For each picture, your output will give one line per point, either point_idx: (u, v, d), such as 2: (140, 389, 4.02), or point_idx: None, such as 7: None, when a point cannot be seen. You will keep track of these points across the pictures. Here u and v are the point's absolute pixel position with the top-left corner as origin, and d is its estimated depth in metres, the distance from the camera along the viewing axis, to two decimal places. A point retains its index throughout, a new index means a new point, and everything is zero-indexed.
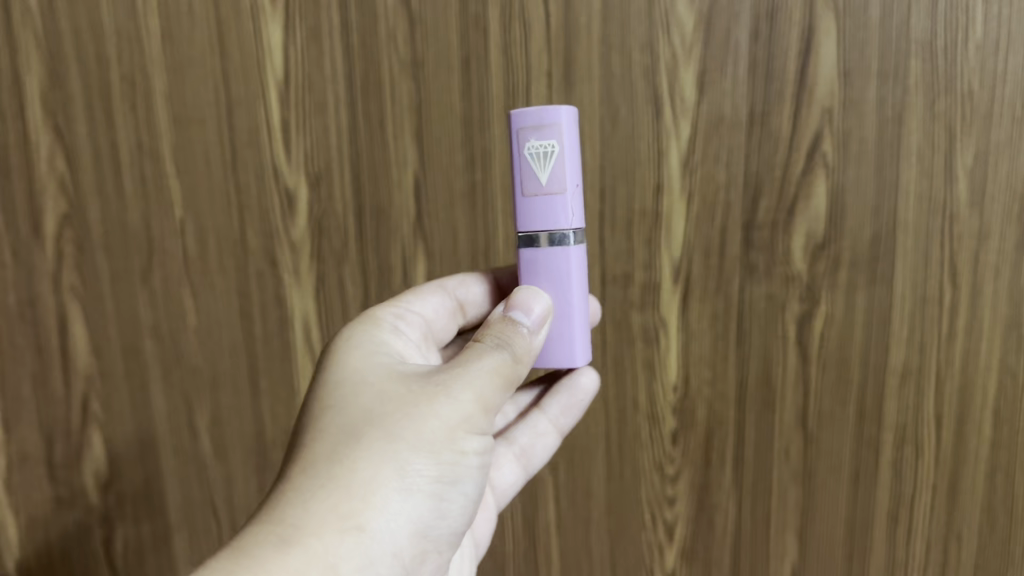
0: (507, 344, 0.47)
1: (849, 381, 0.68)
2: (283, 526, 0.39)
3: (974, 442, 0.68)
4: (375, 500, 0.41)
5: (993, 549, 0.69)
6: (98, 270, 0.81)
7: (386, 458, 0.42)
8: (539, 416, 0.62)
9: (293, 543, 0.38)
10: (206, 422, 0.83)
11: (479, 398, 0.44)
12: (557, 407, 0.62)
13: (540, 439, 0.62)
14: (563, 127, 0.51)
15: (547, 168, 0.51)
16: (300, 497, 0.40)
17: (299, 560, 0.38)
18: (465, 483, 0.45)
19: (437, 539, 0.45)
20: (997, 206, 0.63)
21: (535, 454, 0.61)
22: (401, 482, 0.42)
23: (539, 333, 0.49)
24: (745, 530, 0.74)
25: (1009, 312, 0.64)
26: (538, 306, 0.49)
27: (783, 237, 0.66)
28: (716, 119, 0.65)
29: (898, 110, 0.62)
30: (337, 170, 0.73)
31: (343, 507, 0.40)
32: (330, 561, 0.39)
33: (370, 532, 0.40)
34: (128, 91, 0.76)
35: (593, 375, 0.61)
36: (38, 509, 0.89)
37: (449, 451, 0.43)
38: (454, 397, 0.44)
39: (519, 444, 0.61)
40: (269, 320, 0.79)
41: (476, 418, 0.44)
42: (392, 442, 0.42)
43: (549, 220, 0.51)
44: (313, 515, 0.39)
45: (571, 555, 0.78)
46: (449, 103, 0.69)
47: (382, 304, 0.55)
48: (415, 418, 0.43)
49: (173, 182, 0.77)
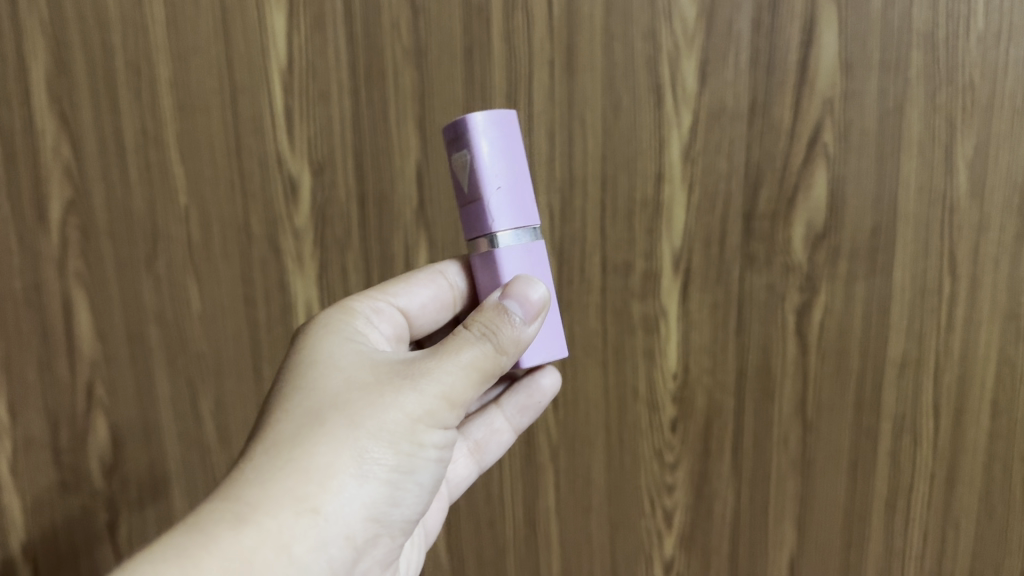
0: (491, 336, 0.47)
1: (848, 370, 0.69)
2: (239, 503, 0.41)
3: (972, 432, 0.68)
4: (333, 484, 0.43)
5: (990, 538, 0.70)
6: (104, 256, 0.82)
7: (346, 445, 0.43)
8: (497, 413, 0.63)
9: (247, 522, 0.41)
10: (209, 408, 0.84)
11: (445, 394, 0.46)
12: (514, 406, 0.63)
13: (494, 436, 0.63)
14: (471, 134, 0.50)
15: (462, 175, 0.51)
16: (259, 478, 0.42)
17: (252, 538, 0.40)
18: (422, 473, 0.47)
19: (390, 525, 0.47)
20: (997, 198, 0.63)
21: (489, 451, 0.63)
22: (360, 470, 0.44)
23: (531, 326, 0.48)
24: (743, 517, 0.74)
25: (1008, 303, 0.65)
26: (536, 297, 0.48)
27: (783, 227, 0.67)
28: (717, 109, 0.65)
29: (899, 101, 0.62)
30: (340, 158, 0.73)
31: (301, 490, 0.42)
32: (284, 541, 0.41)
33: (326, 514, 0.43)
34: (133, 78, 0.76)
35: (554, 377, 0.61)
36: (45, 492, 0.90)
37: (409, 443, 0.45)
38: (419, 390, 0.45)
39: (473, 438, 0.63)
40: (273, 307, 0.79)
41: (440, 411, 0.46)
42: (354, 430, 0.44)
43: (476, 226, 0.51)
44: (270, 496, 0.42)
45: (570, 542, 0.79)
46: (452, 91, 0.70)
47: (362, 296, 0.56)
48: (378, 409, 0.44)
49: (177, 170, 0.78)
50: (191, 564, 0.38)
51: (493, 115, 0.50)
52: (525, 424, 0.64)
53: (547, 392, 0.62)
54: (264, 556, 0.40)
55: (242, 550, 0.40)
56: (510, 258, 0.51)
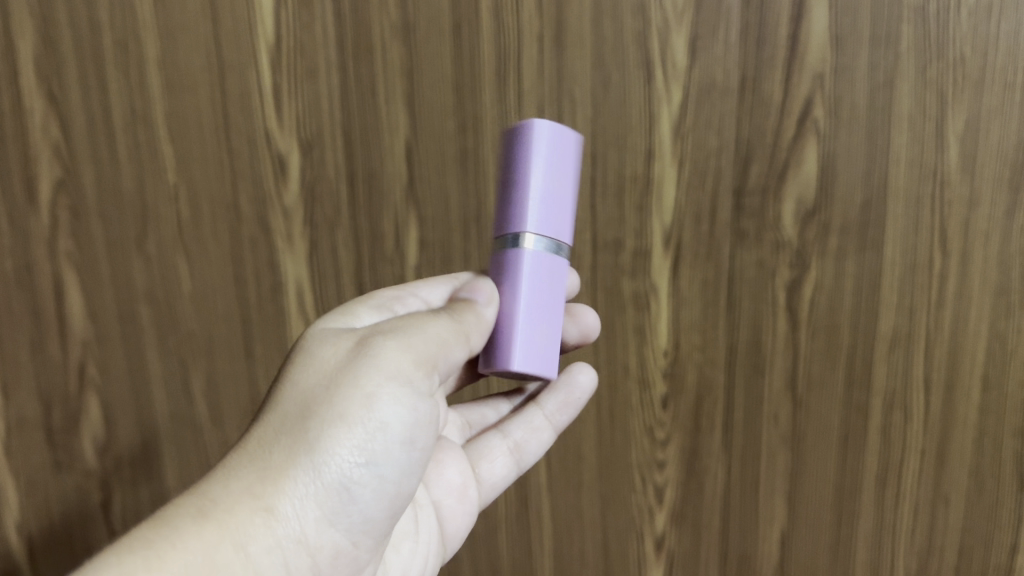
0: (446, 311, 0.49)
1: (838, 347, 0.69)
2: (199, 503, 0.42)
3: (962, 408, 0.68)
4: (287, 481, 0.43)
5: (980, 513, 0.70)
6: (94, 237, 0.81)
7: (302, 435, 0.43)
8: (536, 411, 0.63)
9: (207, 518, 0.41)
10: (201, 388, 0.84)
11: (410, 373, 0.45)
12: (554, 403, 0.63)
13: (534, 434, 0.63)
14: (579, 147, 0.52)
15: (513, 173, 0.50)
16: (223, 476, 0.43)
17: (210, 535, 0.40)
18: (395, 460, 0.46)
19: (354, 524, 0.46)
20: (987, 173, 0.62)
21: (529, 450, 0.62)
22: (320, 462, 0.43)
23: (490, 308, 0.49)
24: (733, 493, 0.75)
25: (998, 278, 0.64)
26: (483, 288, 0.50)
27: (774, 203, 0.66)
28: (708, 84, 0.65)
29: (890, 75, 0.62)
30: (329, 135, 0.73)
31: (255, 488, 0.42)
32: (240, 540, 0.41)
33: (281, 512, 0.42)
34: (121, 57, 0.76)
35: (591, 373, 0.63)
36: (38, 471, 0.90)
37: (371, 428, 0.44)
38: (377, 367, 0.45)
39: (512, 438, 0.62)
40: (263, 286, 0.79)
41: (404, 391, 0.45)
42: (309, 421, 0.44)
43: (562, 232, 0.50)
44: (227, 495, 0.42)
45: (562, 518, 0.79)
46: (440, 68, 0.69)
47: (386, 287, 0.55)
48: (338, 395, 0.44)
49: (166, 149, 0.77)
50: (153, 555, 0.38)
51: (565, 131, 0.50)
52: (565, 424, 0.64)
53: (584, 387, 0.63)
54: (221, 554, 0.40)
55: (202, 545, 0.40)
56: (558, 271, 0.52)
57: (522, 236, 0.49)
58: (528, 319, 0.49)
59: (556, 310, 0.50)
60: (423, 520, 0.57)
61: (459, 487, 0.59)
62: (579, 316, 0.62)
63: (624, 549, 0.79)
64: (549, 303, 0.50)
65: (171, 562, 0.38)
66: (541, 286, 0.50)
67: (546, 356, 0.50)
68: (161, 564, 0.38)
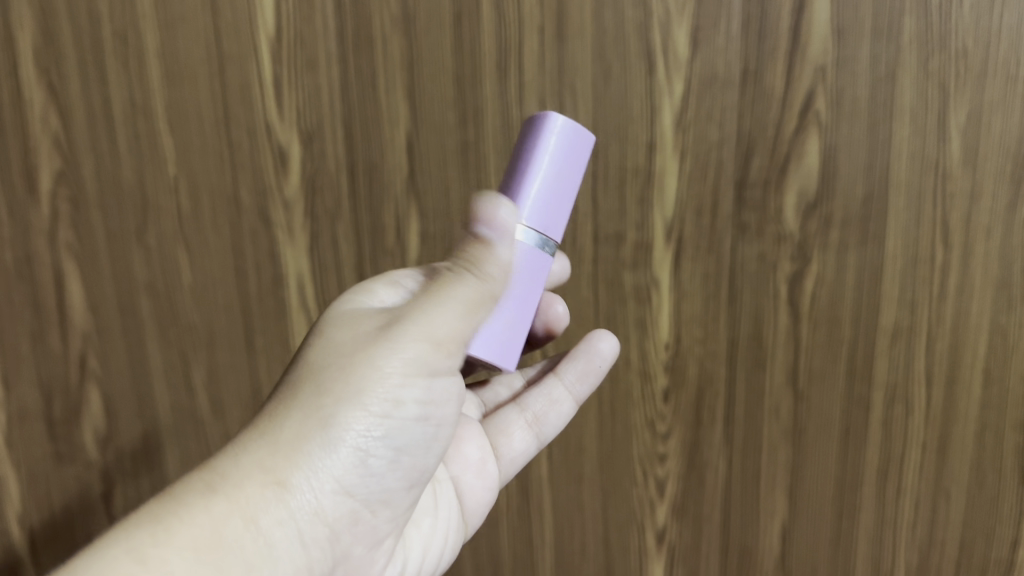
0: (470, 268, 0.44)
1: (840, 340, 0.68)
2: (211, 476, 0.42)
3: (964, 401, 0.68)
4: (299, 455, 0.43)
5: (981, 506, 0.70)
6: (94, 228, 0.81)
7: (313, 411, 0.44)
8: (555, 383, 0.63)
9: (217, 492, 0.42)
10: (202, 380, 0.84)
11: (425, 346, 0.45)
12: (573, 374, 0.63)
13: (553, 407, 0.63)
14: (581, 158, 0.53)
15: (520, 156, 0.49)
16: (237, 449, 0.43)
17: (219, 509, 0.41)
18: (410, 433, 0.46)
19: (370, 496, 0.46)
20: (990, 166, 0.62)
21: (548, 423, 0.63)
22: (331, 436, 0.43)
23: (509, 260, 0.47)
24: (734, 486, 0.75)
25: (1000, 272, 0.64)
26: (496, 219, 0.46)
27: (775, 196, 0.66)
28: (709, 76, 0.65)
29: (892, 67, 0.62)
30: (330, 127, 0.73)
31: (266, 461, 0.42)
32: (250, 513, 0.41)
33: (294, 486, 0.43)
34: (120, 48, 0.75)
35: (611, 341, 0.63)
36: (40, 462, 0.90)
37: (384, 402, 0.44)
38: (393, 344, 0.44)
39: (530, 411, 0.63)
40: (264, 278, 0.79)
41: (417, 365, 0.45)
42: (323, 397, 0.44)
43: (556, 232, 0.50)
44: (239, 469, 0.42)
45: (563, 511, 0.80)
46: (441, 60, 0.69)
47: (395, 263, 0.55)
48: (348, 371, 0.44)
49: (165, 140, 0.77)
50: (162, 530, 0.40)
51: (584, 134, 0.50)
52: (587, 395, 0.64)
53: (606, 357, 0.63)
54: (231, 528, 0.41)
55: (210, 520, 0.40)
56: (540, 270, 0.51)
57: (512, 219, 0.48)
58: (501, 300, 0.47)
59: (528, 308, 0.49)
60: (443, 496, 0.57)
61: (478, 463, 0.60)
62: (547, 306, 0.61)
63: (625, 541, 0.79)
64: (523, 299, 0.48)
65: (179, 536, 0.39)
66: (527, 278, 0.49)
67: (506, 350, 0.48)
68: (168, 538, 0.39)
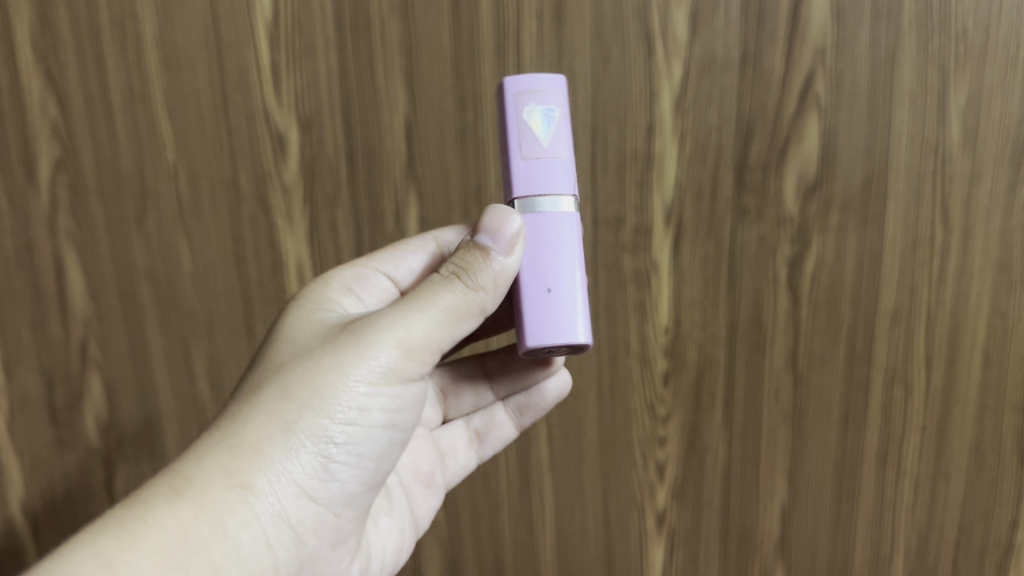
0: (462, 275, 0.47)
1: (839, 323, 0.69)
2: (174, 480, 0.42)
3: (964, 382, 0.68)
4: (263, 459, 0.43)
5: (981, 488, 0.70)
6: (93, 216, 0.81)
7: (276, 416, 0.44)
8: (500, 406, 0.63)
9: (181, 495, 0.41)
10: (203, 365, 0.84)
11: (396, 355, 0.45)
12: (516, 402, 0.63)
13: (495, 427, 0.63)
14: (559, 92, 0.51)
15: (499, 143, 0.51)
16: (199, 453, 0.43)
17: (185, 512, 0.41)
18: (373, 438, 0.47)
19: (332, 499, 0.46)
20: (989, 148, 0.62)
21: (490, 443, 0.63)
22: (295, 442, 0.44)
23: (509, 259, 0.47)
24: (734, 469, 0.75)
25: (1000, 254, 0.64)
26: (509, 228, 0.47)
27: (775, 179, 0.66)
28: (708, 59, 0.65)
29: (891, 50, 0.62)
30: (328, 113, 0.73)
31: (230, 465, 0.42)
32: (216, 517, 0.41)
33: (258, 490, 0.43)
34: (118, 34, 0.75)
35: (564, 379, 0.62)
36: (41, 449, 0.90)
37: (351, 410, 0.45)
38: (363, 354, 0.45)
39: (475, 426, 0.63)
40: (263, 265, 0.79)
41: (389, 376, 0.45)
42: (287, 403, 0.44)
43: (540, 185, 0.50)
44: (202, 472, 0.42)
45: (563, 495, 0.80)
46: (439, 45, 0.69)
47: (348, 264, 0.56)
48: (314, 378, 0.44)
49: (164, 127, 0.77)
50: (127, 535, 0.39)
51: (547, 86, 0.51)
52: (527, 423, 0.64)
53: (550, 398, 0.63)
54: (198, 529, 0.40)
55: (175, 523, 0.40)
56: (564, 223, 0.49)
57: (518, 202, 0.50)
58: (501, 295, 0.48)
59: (577, 273, 0.49)
60: (397, 498, 0.57)
61: (427, 474, 0.60)
62: None
63: (626, 524, 0.79)
64: (564, 268, 0.49)
65: (145, 539, 0.39)
66: (545, 247, 0.49)
67: (565, 321, 0.48)
68: (134, 543, 0.39)
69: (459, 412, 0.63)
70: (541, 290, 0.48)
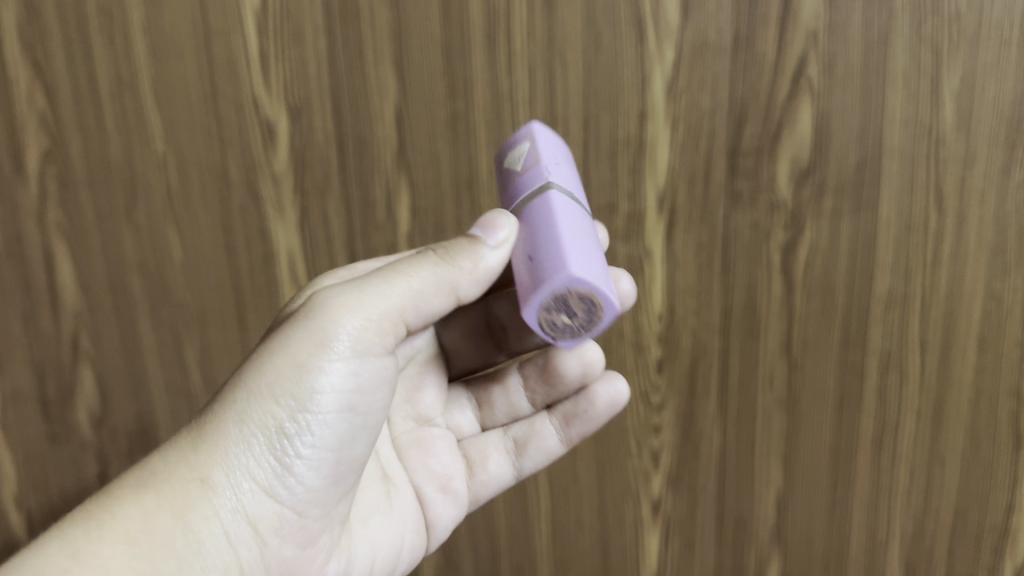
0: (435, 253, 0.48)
1: (833, 308, 0.68)
2: (142, 474, 0.44)
3: (959, 366, 0.68)
4: (217, 451, 0.44)
5: (976, 472, 0.70)
6: (83, 208, 0.81)
7: (231, 408, 0.44)
8: (545, 417, 0.59)
9: (146, 487, 0.43)
10: (194, 356, 0.83)
11: (347, 336, 0.45)
12: (562, 412, 0.59)
13: (535, 438, 0.59)
14: (534, 131, 0.52)
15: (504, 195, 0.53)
16: (167, 449, 0.45)
17: (148, 502, 0.42)
18: (335, 423, 0.46)
19: (299, 491, 0.46)
20: (984, 130, 0.62)
21: (529, 455, 0.59)
22: (248, 430, 0.44)
23: (496, 251, 0.47)
24: (729, 457, 0.75)
25: (995, 236, 0.64)
26: (499, 226, 0.47)
27: (768, 164, 0.66)
28: (701, 42, 0.64)
29: (885, 31, 0.61)
30: (318, 100, 0.72)
31: (189, 460, 0.44)
32: (176, 510, 0.42)
33: (215, 482, 0.43)
34: (104, 23, 0.74)
35: (617, 382, 0.58)
36: (34, 442, 0.90)
37: (303, 396, 0.45)
38: (312, 335, 0.45)
39: (512, 436, 0.60)
40: (255, 255, 0.79)
41: (341, 356, 0.45)
42: (240, 392, 0.45)
43: (518, 195, 0.50)
44: (165, 466, 0.44)
45: (558, 483, 0.79)
46: (428, 31, 0.68)
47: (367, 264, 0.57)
48: (267, 364, 0.45)
49: (153, 117, 0.76)
50: (94, 526, 0.41)
51: (527, 131, 0.52)
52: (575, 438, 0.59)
53: (603, 403, 0.58)
54: (159, 523, 0.42)
55: (138, 516, 0.41)
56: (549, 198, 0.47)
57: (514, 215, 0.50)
58: (479, 282, 0.48)
59: (556, 225, 0.46)
60: (399, 498, 0.55)
61: (442, 478, 0.57)
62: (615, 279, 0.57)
63: (621, 513, 0.79)
64: (542, 226, 0.46)
65: (111, 531, 0.40)
66: (529, 222, 0.47)
67: (539, 272, 0.44)
68: (100, 534, 0.40)
69: (496, 421, 0.61)
70: (524, 260, 0.46)
